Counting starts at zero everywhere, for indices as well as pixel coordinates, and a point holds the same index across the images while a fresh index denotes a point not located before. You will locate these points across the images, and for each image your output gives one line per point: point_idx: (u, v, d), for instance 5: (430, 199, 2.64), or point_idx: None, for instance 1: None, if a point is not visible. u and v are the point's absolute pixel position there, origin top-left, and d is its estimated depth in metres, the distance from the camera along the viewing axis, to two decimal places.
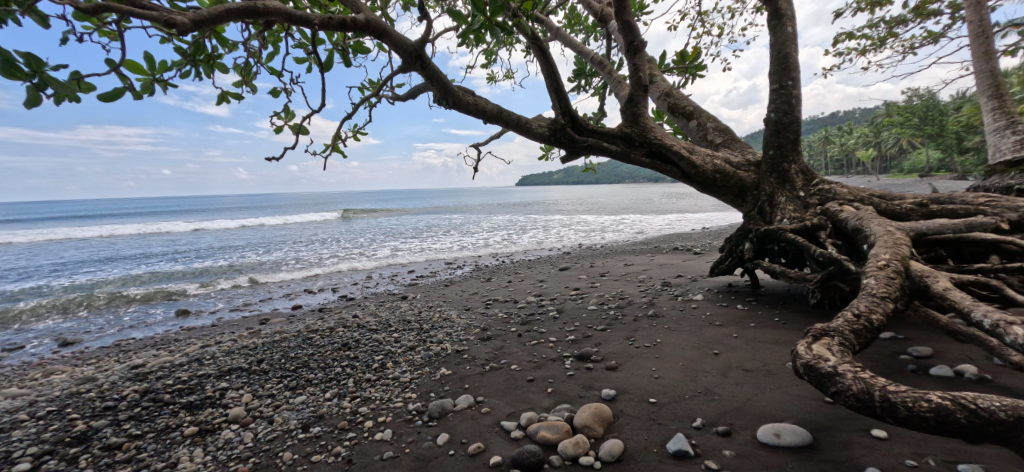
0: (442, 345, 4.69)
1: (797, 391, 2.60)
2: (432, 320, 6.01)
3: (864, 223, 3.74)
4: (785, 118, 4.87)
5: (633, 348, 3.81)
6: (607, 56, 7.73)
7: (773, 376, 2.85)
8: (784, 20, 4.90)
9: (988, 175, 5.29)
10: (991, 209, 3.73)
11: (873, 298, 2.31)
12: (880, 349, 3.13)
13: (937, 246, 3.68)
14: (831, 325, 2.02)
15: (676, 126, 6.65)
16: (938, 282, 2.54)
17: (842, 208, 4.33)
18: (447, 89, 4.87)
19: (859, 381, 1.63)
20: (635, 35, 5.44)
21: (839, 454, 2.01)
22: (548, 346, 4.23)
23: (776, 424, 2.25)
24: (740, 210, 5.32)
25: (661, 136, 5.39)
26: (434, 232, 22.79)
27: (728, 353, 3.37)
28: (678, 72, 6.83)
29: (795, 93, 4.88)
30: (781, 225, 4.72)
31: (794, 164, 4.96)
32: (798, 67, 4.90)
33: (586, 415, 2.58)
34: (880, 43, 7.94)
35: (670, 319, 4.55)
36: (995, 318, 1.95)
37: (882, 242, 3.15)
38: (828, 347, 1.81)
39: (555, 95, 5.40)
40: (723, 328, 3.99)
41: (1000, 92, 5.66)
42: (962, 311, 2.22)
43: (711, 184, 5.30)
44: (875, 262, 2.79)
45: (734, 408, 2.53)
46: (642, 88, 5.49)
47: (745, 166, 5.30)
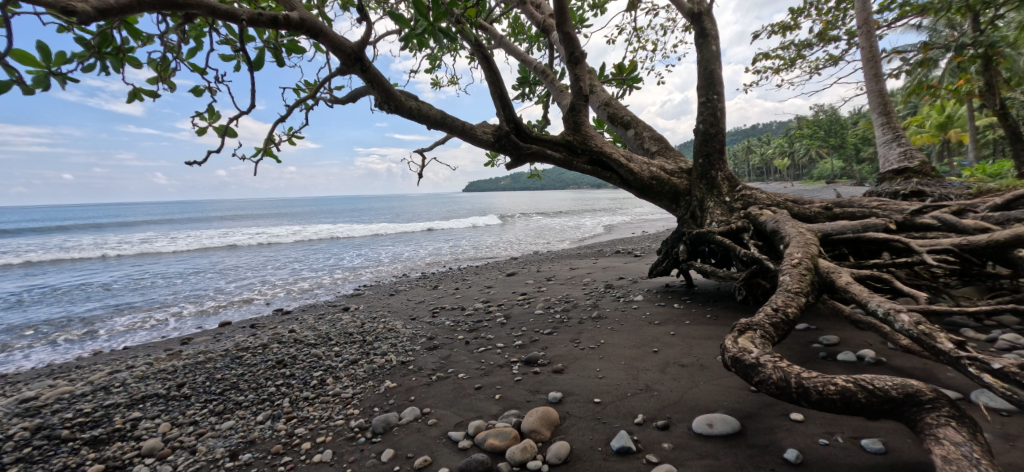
0: (387, 356, 4.53)
1: (726, 382, 2.78)
2: (376, 331, 5.81)
3: (780, 225, 4.11)
4: (712, 129, 5.27)
5: (579, 350, 3.90)
6: (550, 66, 7.99)
7: (705, 370, 3.03)
8: (709, 39, 5.33)
9: (882, 180, 6.04)
10: (882, 212, 4.30)
11: (789, 293, 2.56)
12: (797, 338, 3.42)
13: (840, 245, 4.11)
14: (753, 319, 2.23)
15: (615, 135, 7.00)
16: (841, 277, 2.85)
17: (762, 211, 4.71)
18: (390, 94, 4.75)
19: (778, 370, 1.81)
20: (576, 46, 5.65)
21: (764, 438, 2.16)
22: (495, 352, 4.23)
23: (709, 415, 2.39)
24: (674, 214, 5.64)
25: (600, 144, 5.68)
26: (377, 241, 21.99)
27: (666, 350, 3.55)
28: (615, 83, 7.23)
29: (720, 106, 5.29)
30: (711, 227, 5.03)
31: (720, 172, 5.37)
32: (722, 82, 5.34)
33: (533, 420, 2.60)
34: (791, 62, 8.87)
35: (612, 320, 4.73)
36: (887, 307, 2.23)
37: (794, 242, 3.47)
38: (751, 340, 2.01)
39: (499, 104, 5.48)
40: (661, 327, 4.20)
41: (888, 109, 6.52)
42: (860, 302, 2.50)
43: (647, 189, 5.63)
44: (790, 260, 3.08)
45: (672, 402, 2.67)
46: (582, 98, 5.74)
47: (677, 173, 5.67)
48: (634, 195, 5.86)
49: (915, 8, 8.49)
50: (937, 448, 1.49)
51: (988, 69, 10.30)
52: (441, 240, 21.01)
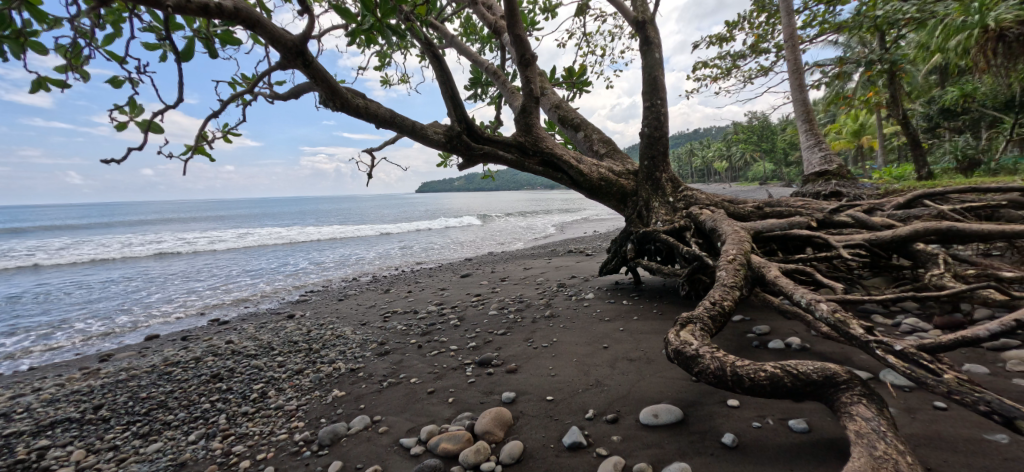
0: (334, 364, 4.35)
1: (670, 374, 2.92)
2: (323, 338, 5.56)
3: (718, 224, 4.37)
4: (656, 133, 5.52)
5: (532, 349, 3.94)
6: (502, 68, 8.03)
7: (651, 363, 3.16)
8: (652, 47, 5.59)
9: (806, 181, 6.60)
10: (806, 210, 4.70)
11: (725, 287, 2.75)
12: (734, 329, 3.64)
13: (771, 242, 4.44)
14: (694, 313, 2.38)
15: (566, 137, 7.16)
16: (770, 271, 3.08)
17: (702, 211, 4.99)
18: (336, 91, 4.57)
19: (714, 360, 1.95)
20: (526, 49, 5.70)
21: (704, 424, 2.29)
22: (449, 355, 4.18)
23: (654, 406, 2.49)
24: (622, 214, 5.85)
25: (551, 146, 5.79)
26: (324, 244, 21.06)
27: (615, 346, 3.66)
28: (566, 85, 7.39)
29: (663, 111, 5.57)
30: (656, 226, 5.25)
31: (664, 174, 5.63)
32: (664, 88, 5.61)
33: (486, 421, 2.60)
34: (727, 71, 9.47)
35: (565, 318, 4.82)
36: (809, 297, 2.44)
37: (731, 239, 3.70)
38: (692, 334, 2.16)
39: (450, 104, 5.44)
40: (611, 323, 4.34)
41: (810, 117, 7.13)
42: (787, 293, 2.71)
43: (596, 190, 5.82)
44: (726, 256, 3.29)
45: (621, 396, 2.76)
46: (533, 99, 5.81)
47: (624, 174, 5.89)
48: (584, 195, 6.03)
49: (832, 26, 9.37)
50: (851, 424, 1.65)
51: (892, 83, 11.57)
52: (393, 242, 20.48)
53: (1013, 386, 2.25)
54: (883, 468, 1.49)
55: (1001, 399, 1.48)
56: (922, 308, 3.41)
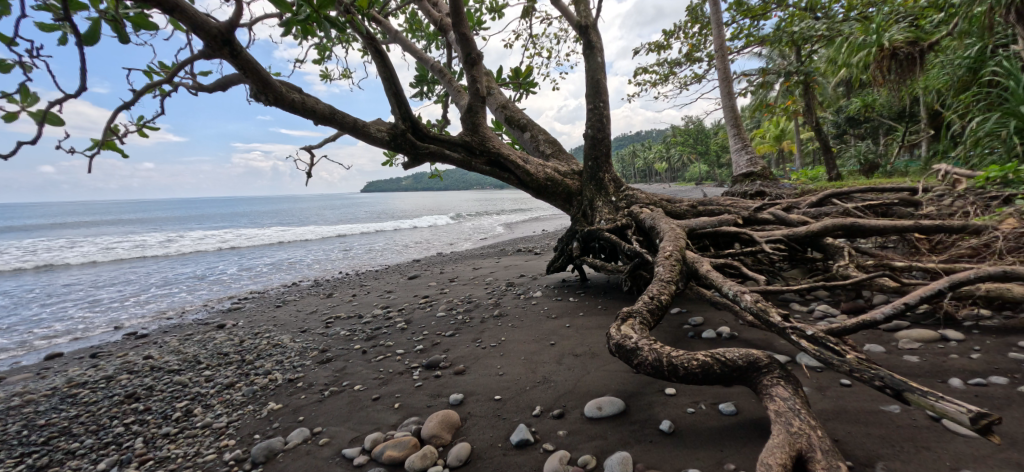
0: (270, 376, 4.09)
1: (613, 367, 3.03)
2: (258, 348, 5.21)
3: (656, 222, 4.59)
4: (599, 134, 5.72)
5: (481, 349, 3.93)
6: (448, 66, 7.94)
7: (596, 357, 3.27)
8: (595, 51, 5.78)
9: (734, 182, 7.12)
10: (733, 209, 5.06)
11: (662, 282, 2.90)
12: (672, 321, 3.84)
13: (703, 238, 4.74)
14: (634, 308, 2.51)
15: (513, 137, 7.21)
16: (703, 265, 3.29)
17: (641, 210, 5.22)
18: (268, 84, 4.30)
19: (652, 352, 2.07)
20: (472, 48, 5.68)
21: (644, 414, 2.39)
22: (395, 359, 4.07)
23: (598, 399, 2.57)
24: (568, 213, 5.99)
25: (498, 146, 5.81)
26: (259, 247, 19.73)
27: (562, 342, 3.74)
28: (513, 86, 7.47)
29: (605, 113, 5.77)
30: (600, 225, 5.43)
31: (607, 174, 5.84)
32: (606, 91, 5.82)
33: (433, 425, 2.56)
34: (665, 77, 10.01)
35: (513, 317, 4.85)
36: (736, 289, 2.64)
37: (667, 236, 3.91)
38: (632, 327, 2.27)
39: (394, 101, 5.29)
40: (557, 321, 4.43)
41: (738, 122, 7.70)
42: (718, 286, 2.91)
43: (543, 190, 5.91)
44: (663, 252, 3.46)
45: (567, 391, 2.82)
46: (479, 99, 5.80)
47: (569, 174, 6.04)
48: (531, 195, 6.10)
49: (756, 39, 10.19)
50: (771, 404, 1.81)
51: (806, 94, 12.80)
52: (337, 244, 19.62)
53: (904, 361, 2.56)
54: (798, 443, 1.65)
55: (890, 374, 1.68)
56: (832, 295, 3.79)
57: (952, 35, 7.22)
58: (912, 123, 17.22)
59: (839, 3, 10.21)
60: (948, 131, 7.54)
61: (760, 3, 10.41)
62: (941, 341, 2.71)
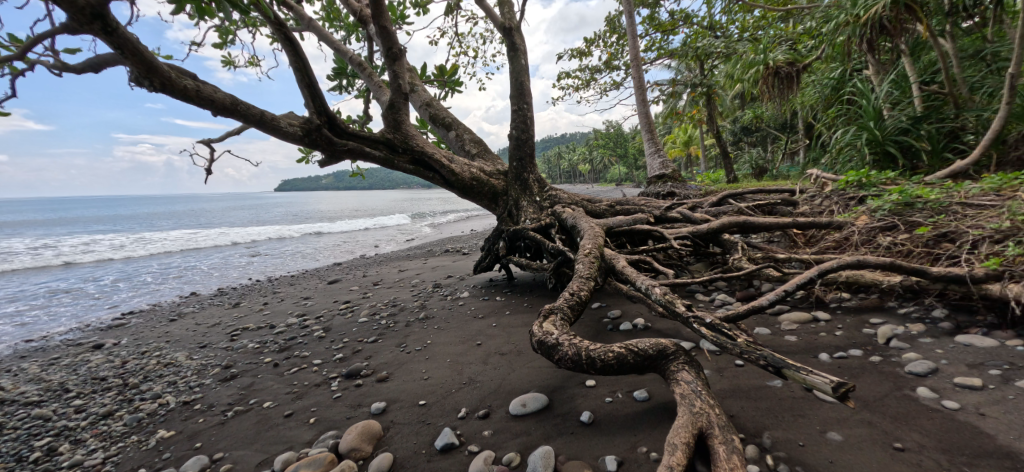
0: (161, 399, 3.61)
1: (537, 363, 3.10)
2: (147, 369, 4.58)
3: (577, 220, 4.78)
4: (523, 135, 5.83)
5: (405, 354, 3.81)
6: (369, 60, 7.60)
7: (521, 355, 3.32)
8: (519, 53, 5.88)
9: (648, 183, 7.64)
10: (647, 208, 5.42)
11: (582, 279, 3.04)
12: (593, 315, 4.01)
13: (621, 236, 5.04)
14: (555, 305, 2.62)
15: (438, 136, 7.10)
16: (619, 261, 3.49)
17: (564, 209, 5.40)
18: (155, 68, 3.80)
19: (572, 347, 2.19)
20: (393, 42, 5.51)
21: (566, 407, 2.48)
22: (311, 370, 3.80)
23: (523, 396, 2.62)
24: (494, 213, 6.03)
25: (422, 144, 5.68)
26: (149, 252, 17.36)
27: (488, 342, 3.75)
28: (437, 84, 7.36)
29: (529, 115, 5.90)
30: (525, 224, 5.53)
31: (531, 174, 5.97)
32: (530, 93, 5.95)
33: (352, 438, 2.43)
34: (586, 82, 10.49)
35: (440, 319, 4.77)
36: (648, 283, 2.83)
37: (587, 234, 4.08)
38: (553, 324, 2.39)
39: (308, 94, 4.95)
40: (484, 320, 4.43)
41: (651, 128, 8.29)
42: (632, 281, 3.10)
43: (468, 190, 5.89)
44: (583, 250, 3.62)
45: (493, 390, 2.83)
46: (401, 95, 5.63)
47: (495, 174, 6.08)
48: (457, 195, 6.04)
49: (666, 52, 11.06)
50: (677, 388, 1.96)
51: (709, 104, 14.16)
52: (245, 248, 17.90)
53: (785, 341, 2.92)
54: (699, 422, 1.81)
55: (773, 353, 1.90)
56: (729, 286, 4.21)
57: (821, 59, 8.40)
58: (793, 134, 19.78)
59: (735, 25, 11.43)
60: (819, 141, 8.76)
61: (669, 19, 11.31)
62: (814, 322, 3.13)
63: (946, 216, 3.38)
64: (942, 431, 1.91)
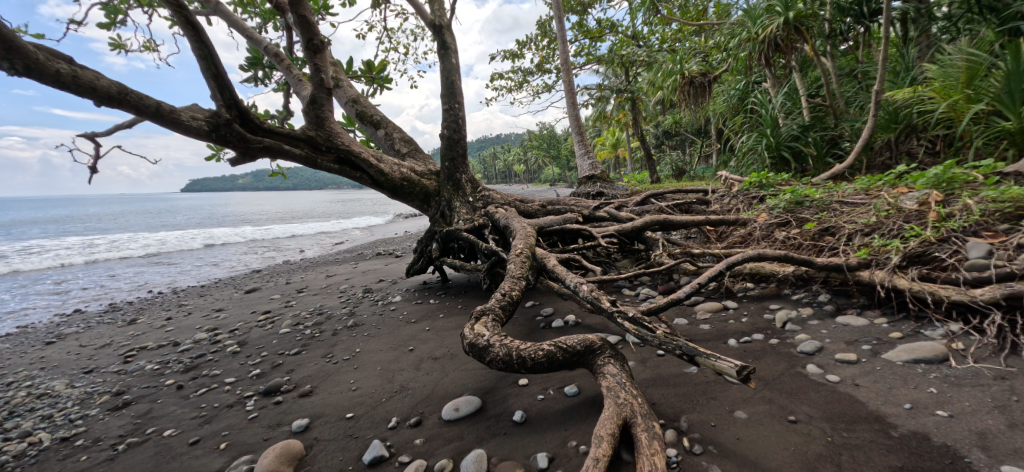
0: (31, 438, 3.08)
1: (471, 365, 3.07)
2: (12, 402, 3.89)
3: (509, 221, 4.81)
4: (455, 135, 5.78)
5: (331, 365, 3.60)
6: (288, 51, 7.10)
7: (454, 358, 3.27)
8: (449, 52, 5.82)
9: (579, 183, 7.92)
10: (576, 208, 5.60)
11: (514, 279, 3.08)
12: (526, 314, 4.05)
13: (552, 235, 5.17)
14: (487, 306, 2.65)
15: (366, 134, 6.81)
16: (549, 260, 3.57)
17: (497, 209, 5.42)
18: (17, 47, 3.25)
19: (503, 347, 2.23)
20: (315, 33, 5.22)
21: (498, 407, 2.48)
22: (223, 389, 3.46)
23: (455, 400, 2.58)
24: (426, 214, 5.89)
25: (348, 142, 5.40)
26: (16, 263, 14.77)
27: (421, 347, 3.66)
28: (365, 80, 7.07)
29: (461, 115, 5.86)
30: (458, 225, 5.47)
31: (464, 175, 5.92)
32: (462, 93, 5.91)
33: (269, 461, 2.25)
34: (519, 84, 10.64)
35: (370, 326, 4.56)
36: (576, 281, 2.93)
37: (519, 234, 4.13)
38: (484, 325, 2.42)
39: (215, 85, 4.51)
40: (417, 325, 4.31)
41: (581, 130, 8.60)
42: (562, 279, 3.19)
43: (399, 190, 5.70)
44: (514, 250, 3.65)
45: (425, 397, 2.76)
46: (324, 90, 5.33)
47: (427, 174, 5.95)
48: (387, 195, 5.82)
49: (595, 58, 11.53)
50: (603, 381, 2.05)
51: (634, 109, 14.98)
52: (143, 255, 15.86)
53: (699, 330, 3.16)
54: (624, 412, 1.89)
55: (686, 343, 2.04)
56: (653, 280, 4.47)
57: (729, 71, 9.21)
58: (707, 139, 21.45)
59: (655, 36, 12.21)
60: (729, 146, 9.63)
61: (597, 27, 11.81)
62: (724, 310, 3.43)
63: (827, 213, 3.85)
64: (827, 403, 2.18)
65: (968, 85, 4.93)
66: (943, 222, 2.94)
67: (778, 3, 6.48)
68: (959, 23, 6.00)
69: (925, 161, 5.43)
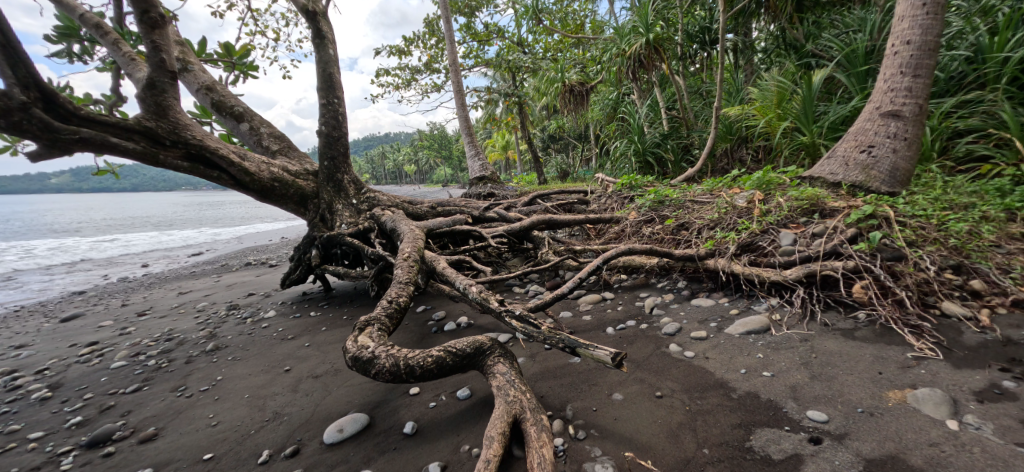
0: None
1: (357, 380, 2.87)
2: None
3: (397, 223, 4.62)
4: (334, 132, 5.37)
5: (184, 398, 3.06)
6: (116, 23, 5.88)
7: (338, 374, 3.03)
8: (326, 41, 5.39)
9: (470, 184, 7.96)
10: (467, 209, 5.61)
11: (401, 284, 2.96)
12: (417, 319, 3.92)
13: (443, 237, 5.10)
14: (372, 315, 2.51)
15: (227, 128, 5.97)
16: (439, 263, 3.51)
17: (383, 212, 5.16)
18: None
19: (389, 358, 2.15)
20: (152, 5, 4.39)
21: (388, 422, 2.36)
22: (25, 448, 2.71)
23: (339, 420, 2.39)
24: (303, 218, 5.36)
25: (201, 137, 4.66)
26: None
27: (299, 365, 3.31)
28: (223, 65, 6.18)
29: (341, 111, 5.46)
30: (341, 230, 5.09)
31: (346, 175, 5.52)
32: (341, 87, 5.51)
33: None
34: (407, 82, 10.32)
35: (236, 348, 3.99)
36: (466, 283, 2.92)
37: (407, 237, 3.97)
38: (369, 336, 2.29)
39: (1, 58, 3.56)
40: (295, 341, 3.89)
41: (470, 132, 8.65)
42: (452, 281, 3.15)
43: (268, 192, 5.09)
44: (402, 254, 3.51)
45: (304, 421, 2.50)
46: (167, 74, 4.51)
47: (302, 174, 5.41)
48: (254, 198, 5.16)
49: (483, 61, 11.70)
50: (493, 381, 2.07)
51: (521, 113, 15.55)
52: None
53: (582, 322, 3.39)
54: (513, 409, 1.93)
55: (568, 335, 2.16)
56: (541, 277, 4.68)
57: (603, 82, 10.08)
58: (587, 144, 23.14)
59: (539, 44, 12.84)
60: (605, 150, 10.57)
61: (484, 30, 11.99)
62: (602, 301, 3.73)
63: (682, 210, 4.43)
64: (685, 376, 2.50)
65: (779, 105, 6.07)
66: (764, 216, 3.57)
67: (641, 24, 7.27)
68: (771, 55, 7.40)
69: (751, 167, 6.59)
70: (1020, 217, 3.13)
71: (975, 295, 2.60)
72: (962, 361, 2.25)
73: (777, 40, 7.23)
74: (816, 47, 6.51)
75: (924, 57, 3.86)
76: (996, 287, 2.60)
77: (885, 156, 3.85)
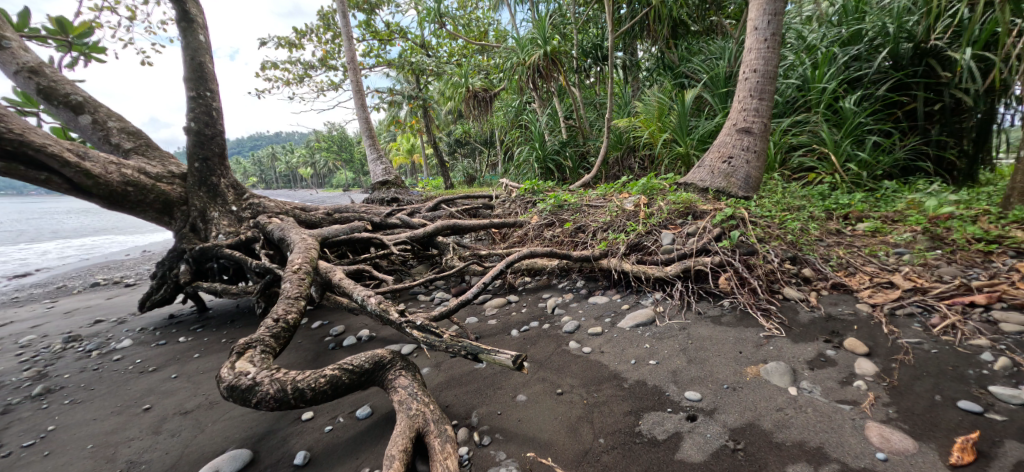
0: None
1: (238, 411, 2.55)
2: None
3: (286, 232, 4.21)
4: (207, 130, 4.74)
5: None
6: None
7: (214, 406, 2.66)
8: (194, 26, 4.75)
9: (372, 189, 7.59)
10: (366, 215, 5.32)
11: (290, 299, 2.71)
12: (311, 336, 3.61)
13: (340, 246, 4.77)
14: (253, 337, 2.26)
15: (61, 121, 4.94)
16: (335, 274, 3.28)
17: (269, 219, 4.67)
18: None
19: (274, 384, 1.95)
20: None
21: (276, 454, 2.13)
22: None
23: (214, 461, 2.10)
24: (168, 228, 4.63)
25: (22, 130, 3.78)
26: None
27: (163, 401, 2.84)
28: (54, 44, 5.11)
29: (215, 105, 4.84)
30: (218, 240, 4.50)
31: (223, 179, 4.91)
32: (215, 79, 4.89)
33: None
34: (298, 77, 9.50)
35: (75, 387, 3.29)
36: (364, 295, 2.77)
37: (297, 247, 3.64)
38: (249, 361, 2.06)
39: None
40: (158, 373, 3.33)
41: (371, 134, 8.25)
42: (349, 293, 2.96)
43: (119, 198, 4.30)
44: (291, 266, 3.20)
45: (169, 467, 2.15)
46: None
47: (167, 178, 4.68)
48: (100, 205, 4.32)
49: (384, 61, 11.26)
50: (394, 396, 1.99)
51: (426, 116, 15.26)
52: None
53: (487, 326, 3.41)
54: (416, 423, 1.87)
55: (470, 342, 2.16)
56: (446, 283, 4.62)
57: (507, 89, 10.32)
58: (492, 150, 23.41)
59: (443, 48, 12.74)
60: (509, 156, 10.82)
61: (385, 29, 11.55)
62: (508, 305, 3.80)
63: (579, 214, 4.70)
64: (583, 371, 2.65)
65: (660, 119, 6.77)
66: (648, 219, 3.95)
67: (539, 37, 7.58)
68: (653, 74, 8.22)
69: (639, 174, 7.24)
70: (835, 216, 3.89)
71: (806, 281, 3.15)
72: (798, 336, 2.71)
73: (657, 61, 8.07)
74: (688, 69, 7.39)
75: (767, 84, 4.60)
76: (821, 274, 3.17)
77: (741, 166, 4.51)
